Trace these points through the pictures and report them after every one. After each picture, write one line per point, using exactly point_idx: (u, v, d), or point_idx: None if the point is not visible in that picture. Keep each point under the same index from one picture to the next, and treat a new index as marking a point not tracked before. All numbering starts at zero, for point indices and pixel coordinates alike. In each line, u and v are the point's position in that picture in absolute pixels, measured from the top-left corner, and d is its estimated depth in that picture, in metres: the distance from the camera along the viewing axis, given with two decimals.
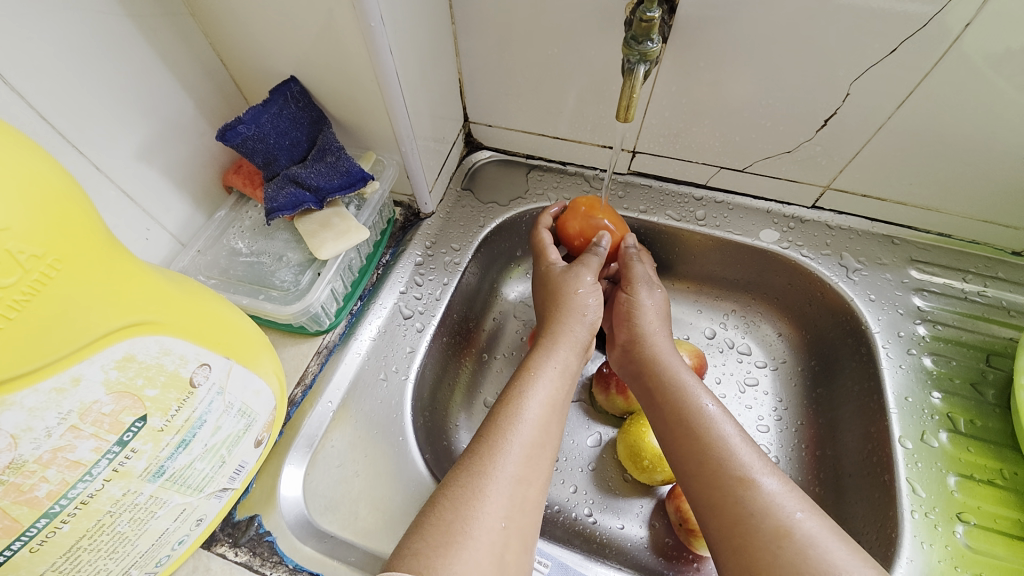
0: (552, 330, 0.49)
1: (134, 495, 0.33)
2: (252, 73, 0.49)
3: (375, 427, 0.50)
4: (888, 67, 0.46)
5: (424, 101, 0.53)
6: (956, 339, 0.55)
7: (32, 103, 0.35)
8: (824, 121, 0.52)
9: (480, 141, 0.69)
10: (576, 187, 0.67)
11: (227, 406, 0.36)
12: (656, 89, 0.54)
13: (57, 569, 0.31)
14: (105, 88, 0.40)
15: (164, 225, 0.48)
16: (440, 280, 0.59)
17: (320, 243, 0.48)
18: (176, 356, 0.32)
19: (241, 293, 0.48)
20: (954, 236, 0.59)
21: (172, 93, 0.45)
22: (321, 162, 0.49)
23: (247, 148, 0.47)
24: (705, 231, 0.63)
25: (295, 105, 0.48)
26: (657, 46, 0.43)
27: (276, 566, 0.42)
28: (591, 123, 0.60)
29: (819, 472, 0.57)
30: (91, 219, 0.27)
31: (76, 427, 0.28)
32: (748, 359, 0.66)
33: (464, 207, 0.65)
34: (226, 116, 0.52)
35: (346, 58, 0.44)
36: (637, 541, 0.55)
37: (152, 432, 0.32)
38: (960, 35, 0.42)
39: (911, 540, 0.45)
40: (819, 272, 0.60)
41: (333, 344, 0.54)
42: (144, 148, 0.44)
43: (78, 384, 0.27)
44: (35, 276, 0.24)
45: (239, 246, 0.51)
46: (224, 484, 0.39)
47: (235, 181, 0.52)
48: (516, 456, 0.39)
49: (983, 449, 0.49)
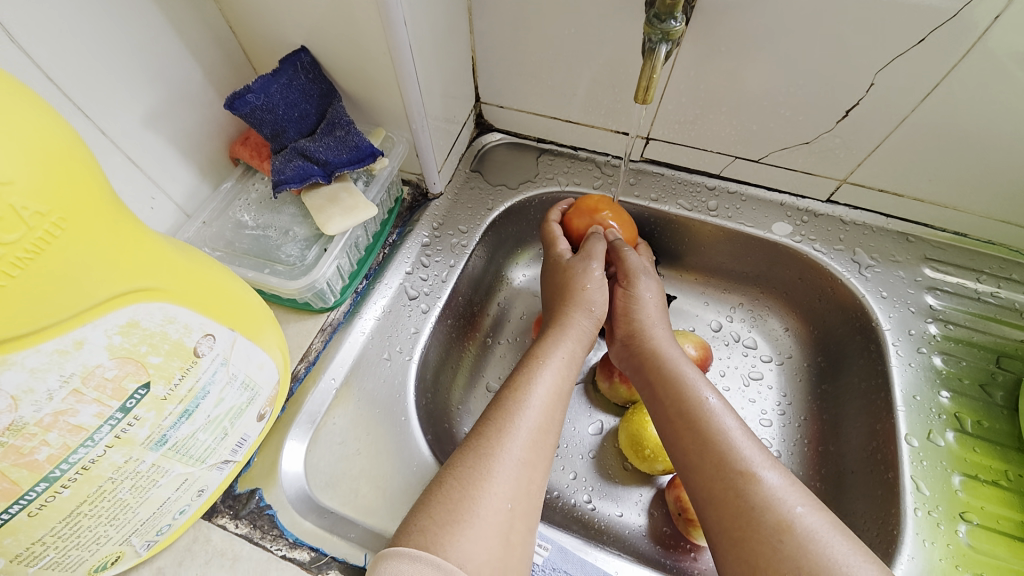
0: (561, 319, 0.49)
1: (136, 463, 0.32)
2: (262, 41, 0.48)
3: (378, 406, 0.50)
4: (914, 59, 0.44)
5: (436, 77, 0.52)
6: (967, 339, 0.54)
7: (36, 61, 0.34)
8: (845, 112, 0.50)
9: (491, 122, 0.67)
10: (587, 173, 0.66)
11: (231, 378, 0.36)
12: (674, 73, 0.53)
13: (57, 534, 0.31)
14: (111, 51, 0.39)
15: (169, 195, 0.47)
16: (446, 262, 0.58)
17: (328, 219, 0.48)
18: (180, 325, 0.31)
19: (246, 266, 0.47)
20: (969, 236, 0.58)
21: (179, 59, 0.44)
22: (329, 136, 0.48)
23: (256, 118, 0.46)
24: (716, 222, 0.62)
25: (305, 76, 0.47)
26: (680, 25, 0.41)
27: (276, 540, 0.42)
28: (605, 107, 0.59)
29: (821, 467, 0.57)
30: (97, 179, 0.27)
31: (78, 391, 0.27)
32: (753, 353, 0.66)
33: (472, 189, 0.64)
34: (234, 86, 0.51)
35: (358, 29, 0.43)
36: (635, 529, 0.55)
37: (155, 401, 0.32)
38: (988, 28, 0.41)
39: (912, 537, 0.45)
40: (831, 267, 0.59)
41: (337, 322, 0.53)
42: (150, 115, 0.43)
43: (81, 347, 0.27)
44: (39, 234, 0.23)
45: (245, 219, 0.50)
46: (226, 456, 0.39)
47: (242, 153, 0.51)
48: (523, 440, 0.39)
49: (989, 450, 0.49)
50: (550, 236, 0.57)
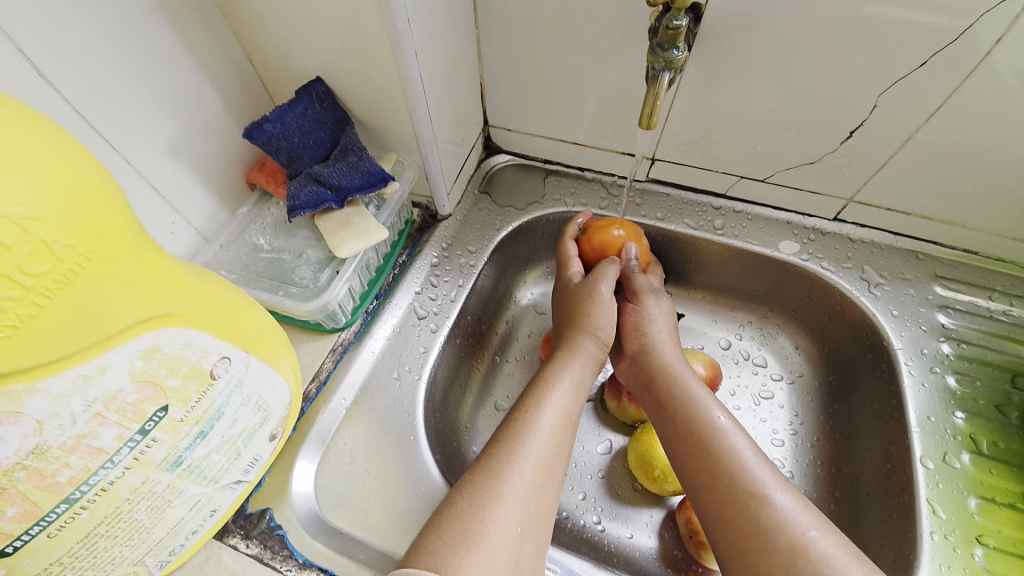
0: (567, 343, 0.49)
1: (152, 484, 0.33)
2: (280, 72, 0.50)
3: (387, 426, 0.50)
4: (916, 80, 0.45)
5: (446, 104, 0.54)
6: (981, 358, 0.54)
7: (68, 96, 0.36)
8: (850, 133, 0.51)
9: (499, 145, 0.69)
10: (593, 193, 0.67)
11: (245, 399, 0.37)
12: (678, 97, 0.54)
13: (74, 554, 0.31)
14: (139, 85, 0.41)
15: (189, 220, 0.49)
16: (455, 281, 0.59)
17: (340, 242, 0.49)
18: (198, 349, 0.32)
19: (261, 288, 0.49)
20: (980, 253, 0.57)
21: (202, 90, 0.46)
22: (343, 162, 0.50)
23: (272, 146, 0.48)
24: (723, 240, 0.63)
25: (320, 105, 0.49)
26: (682, 54, 0.42)
27: (286, 561, 0.42)
28: (610, 129, 0.60)
29: (835, 489, 0.56)
30: (123, 210, 0.28)
31: (100, 415, 0.28)
32: (763, 372, 0.65)
33: (481, 210, 0.66)
34: (252, 115, 0.53)
35: (371, 61, 0.45)
36: (646, 552, 0.55)
37: (172, 423, 0.32)
38: (991, 49, 0.41)
39: (930, 563, 0.44)
40: (840, 285, 0.59)
41: (348, 342, 0.54)
42: (173, 144, 0.45)
43: (104, 372, 0.28)
44: (67, 265, 0.25)
45: (260, 242, 0.51)
46: (238, 477, 0.40)
47: (258, 179, 0.52)
48: (533, 462, 0.39)
49: (1008, 472, 0.48)
50: (564, 258, 0.57)
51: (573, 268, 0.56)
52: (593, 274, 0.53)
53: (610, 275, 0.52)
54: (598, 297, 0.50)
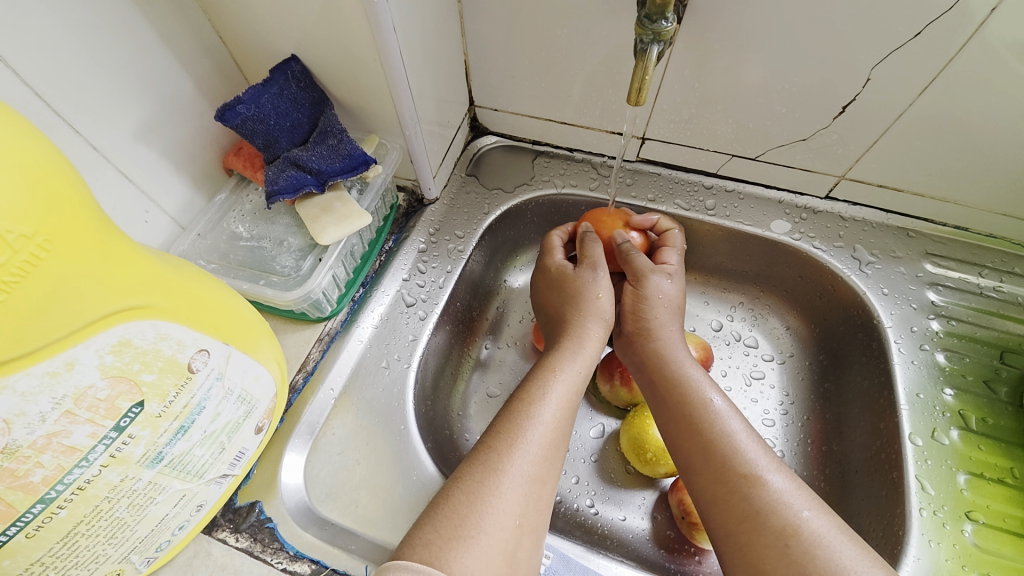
0: (575, 329, 0.48)
1: (133, 480, 0.32)
2: (253, 51, 0.48)
3: (377, 415, 0.50)
4: (911, 53, 0.44)
5: (429, 83, 0.52)
6: (970, 335, 0.54)
7: (25, 78, 0.34)
8: (842, 108, 0.50)
9: (486, 126, 0.67)
10: (583, 175, 0.65)
11: (227, 392, 0.36)
12: (668, 74, 0.52)
13: (55, 554, 0.31)
14: (100, 65, 0.39)
15: (163, 208, 0.47)
16: (443, 267, 0.58)
17: (322, 228, 0.47)
18: (174, 342, 0.31)
19: (241, 278, 0.47)
20: (970, 230, 0.57)
21: (170, 71, 0.44)
22: (322, 145, 0.48)
23: (247, 129, 0.46)
24: (714, 221, 0.62)
25: (296, 85, 0.47)
26: (671, 26, 0.41)
27: (277, 553, 0.42)
28: (599, 108, 0.59)
29: (825, 467, 0.57)
30: (84, 197, 0.26)
31: (70, 412, 0.27)
32: (755, 352, 0.65)
33: (468, 194, 0.64)
34: (226, 96, 0.51)
35: (348, 38, 0.43)
36: (639, 533, 0.55)
37: (149, 418, 0.31)
38: (986, 20, 0.40)
39: (918, 538, 0.44)
40: (832, 264, 0.58)
41: (334, 331, 0.53)
42: (142, 128, 0.43)
43: (72, 368, 0.26)
44: (24, 256, 0.23)
45: (239, 230, 0.50)
46: (224, 471, 0.39)
47: (235, 164, 0.50)
48: (533, 456, 0.38)
49: (994, 447, 0.49)
50: (547, 245, 0.55)
51: (558, 256, 0.54)
52: (586, 259, 0.51)
53: (598, 259, 0.51)
54: (598, 282, 0.50)
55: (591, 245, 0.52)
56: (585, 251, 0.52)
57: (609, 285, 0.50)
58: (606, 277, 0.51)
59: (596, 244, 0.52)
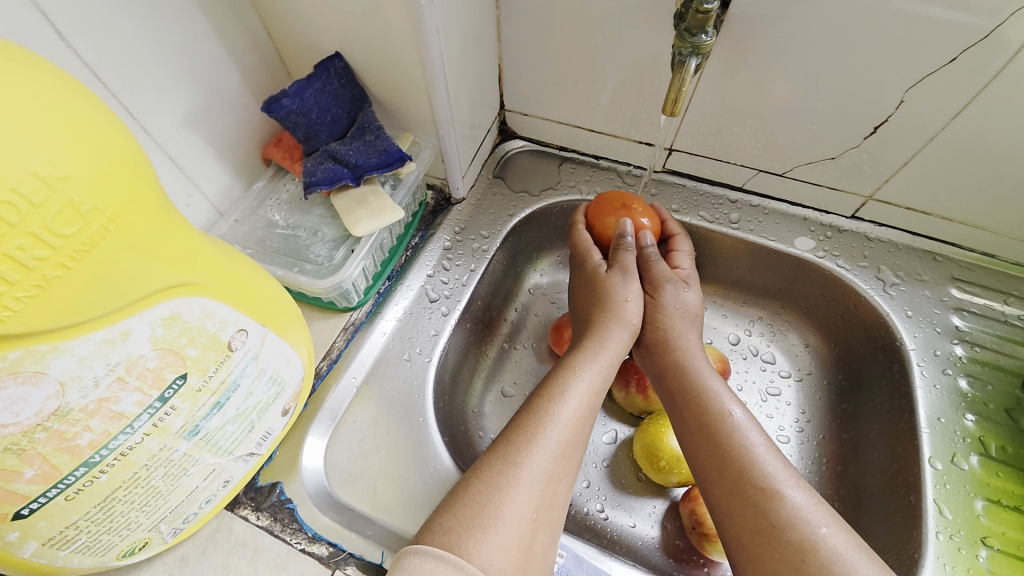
0: (598, 331, 0.49)
1: (169, 451, 0.34)
2: (298, 47, 0.50)
3: (397, 407, 0.51)
4: (945, 77, 0.44)
5: (464, 85, 0.53)
6: (993, 362, 0.53)
7: (85, 60, 0.36)
8: (874, 128, 0.50)
9: (514, 130, 0.68)
10: (608, 182, 0.66)
11: (260, 372, 0.37)
12: (700, 86, 0.53)
13: (91, 517, 0.32)
14: (157, 54, 0.40)
15: (204, 193, 0.48)
16: (467, 266, 0.59)
17: (356, 220, 0.49)
18: (217, 320, 0.32)
19: (275, 264, 0.49)
20: (998, 256, 0.57)
21: (220, 62, 0.46)
22: (359, 140, 0.50)
23: (290, 122, 0.48)
24: (738, 234, 0.62)
25: (338, 82, 0.49)
26: (711, 40, 0.42)
27: (295, 534, 0.42)
28: (629, 117, 0.59)
29: (839, 487, 0.56)
30: (147, 178, 0.28)
31: (122, 379, 0.28)
32: (772, 368, 0.65)
33: (494, 195, 0.65)
34: (269, 89, 0.52)
35: (392, 38, 0.44)
36: (648, 541, 0.55)
37: (190, 392, 0.33)
38: (1022, 49, 0.40)
39: (932, 560, 0.44)
40: (855, 284, 0.58)
41: (359, 322, 0.54)
42: (190, 115, 0.45)
43: (127, 338, 0.28)
44: (93, 228, 0.24)
45: (275, 219, 0.51)
46: (251, 449, 0.40)
47: (274, 155, 0.52)
48: (551, 451, 0.39)
49: (1014, 476, 0.48)
50: (581, 246, 0.56)
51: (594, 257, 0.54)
52: (617, 264, 0.52)
53: (629, 265, 0.52)
54: (627, 286, 0.51)
55: (623, 251, 0.53)
56: (614, 255, 0.53)
57: (633, 289, 0.51)
58: (631, 280, 0.51)
59: (628, 253, 0.53)
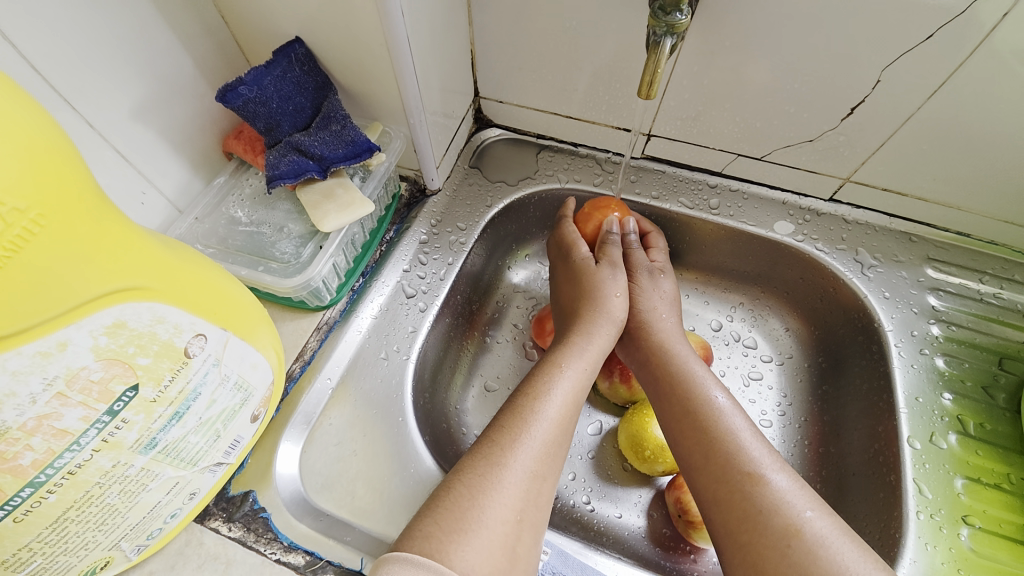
0: (581, 324, 0.48)
1: (125, 466, 0.32)
2: (255, 32, 0.47)
3: (374, 407, 0.49)
4: (920, 57, 0.43)
5: (435, 71, 0.51)
6: (969, 341, 0.54)
7: (21, 51, 0.33)
8: (851, 110, 0.50)
9: (490, 118, 0.66)
10: (587, 170, 0.65)
11: (223, 378, 0.35)
12: (677, 69, 0.51)
13: (43, 540, 0.30)
14: (99, 43, 0.38)
15: (160, 190, 0.46)
16: (444, 259, 0.58)
17: (323, 215, 0.46)
18: (170, 325, 0.30)
19: (240, 263, 0.46)
20: (972, 235, 0.57)
21: (170, 50, 0.43)
22: (325, 130, 0.47)
23: (249, 111, 0.45)
24: (718, 220, 0.61)
25: (300, 68, 0.46)
26: (685, 18, 0.40)
27: (270, 543, 0.41)
28: (606, 102, 0.58)
29: (821, 468, 0.57)
30: (81, 173, 0.26)
31: (62, 394, 0.26)
32: (754, 353, 0.65)
33: (471, 185, 0.63)
34: (227, 78, 0.49)
35: (355, 22, 0.42)
36: (634, 531, 0.55)
37: (144, 403, 0.31)
38: (995, 27, 0.40)
39: (914, 541, 0.45)
40: (834, 267, 0.58)
41: (333, 321, 0.52)
42: (140, 107, 0.42)
43: (65, 349, 0.26)
44: (17, 230, 0.22)
45: (239, 215, 0.49)
46: (219, 459, 0.38)
47: (235, 148, 0.49)
48: (535, 450, 0.38)
49: (991, 453, 0.49)
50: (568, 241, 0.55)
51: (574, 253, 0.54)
52: (605, 258, 0.52)
53: (617, 259, 0.52)
54: (617, 281, 0.50)
55: (610, 245, 0.53)
56: (603, 249, 0.53)
57: (617, 280, 0.51)
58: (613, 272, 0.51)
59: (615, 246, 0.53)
